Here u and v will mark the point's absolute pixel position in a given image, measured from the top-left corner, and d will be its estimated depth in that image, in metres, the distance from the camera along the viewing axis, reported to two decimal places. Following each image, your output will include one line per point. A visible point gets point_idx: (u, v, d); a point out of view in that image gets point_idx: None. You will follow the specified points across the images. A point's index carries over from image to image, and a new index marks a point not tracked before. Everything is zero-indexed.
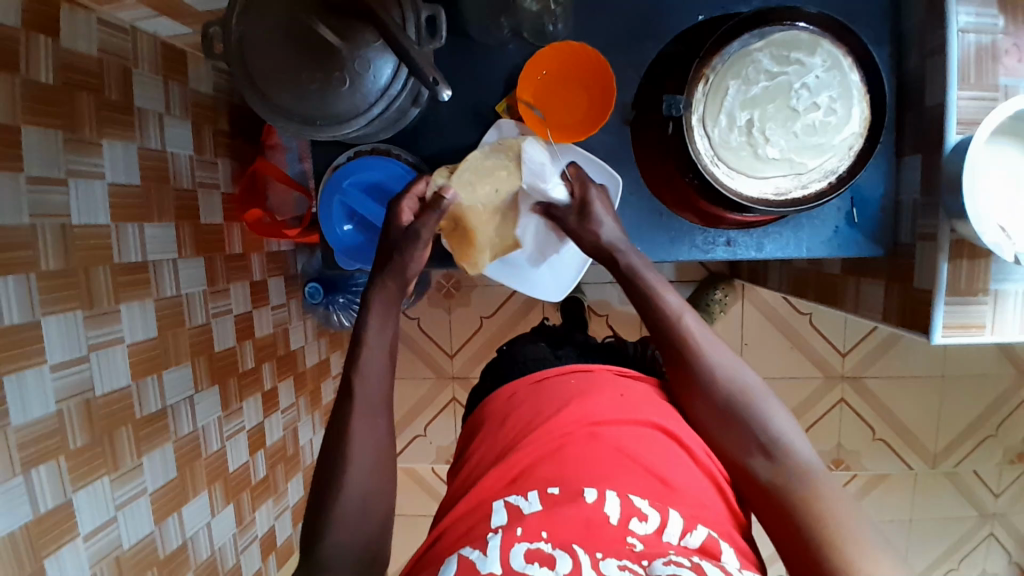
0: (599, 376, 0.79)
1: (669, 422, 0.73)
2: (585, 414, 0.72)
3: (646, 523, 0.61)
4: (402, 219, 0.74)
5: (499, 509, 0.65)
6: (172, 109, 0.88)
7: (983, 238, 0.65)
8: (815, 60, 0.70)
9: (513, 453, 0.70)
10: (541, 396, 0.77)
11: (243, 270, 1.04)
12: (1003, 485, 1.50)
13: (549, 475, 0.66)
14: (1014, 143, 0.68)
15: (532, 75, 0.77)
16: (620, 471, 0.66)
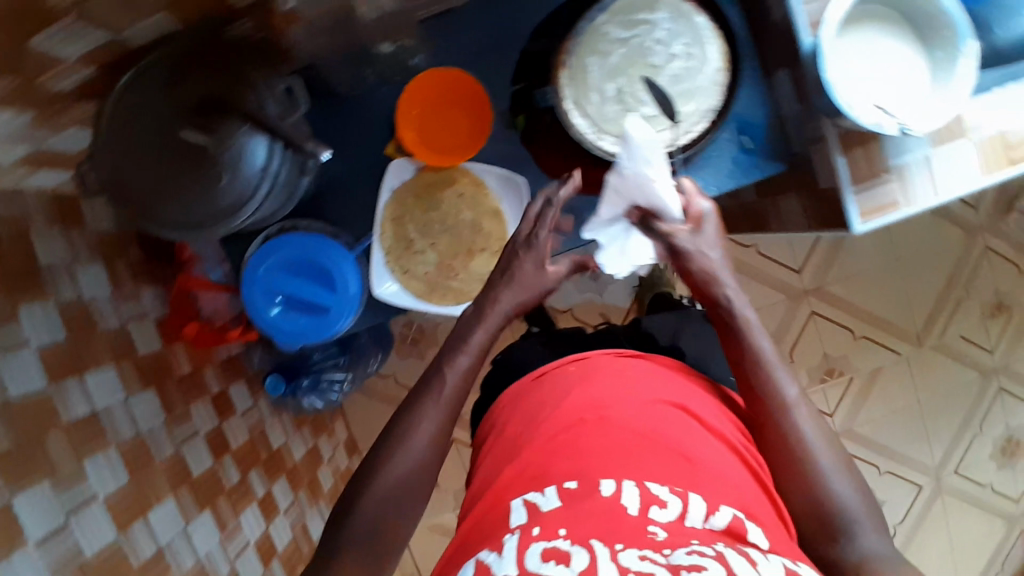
0: (598, 359, 0.80)
1: (687, 402, 0.74)
2: (604, 403, 0.72)
3: (666, 510, 0.61)
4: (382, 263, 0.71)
5: (517, 507, 0.64)
6: (79, 257, 0.87)
7: (860, 120, 0.65)
8: (659, 14, 0.73)
9: (526, 453, 0.70)
10: (546, 391, 0.77)
11: (199, 389, 1.03)
12: (994, 340, 1.57)
13: (563, 470, 0.66)
14: (861, 30, 0.71)
15: (407, 112, 0.78)
16: (633, 455, 0.66)
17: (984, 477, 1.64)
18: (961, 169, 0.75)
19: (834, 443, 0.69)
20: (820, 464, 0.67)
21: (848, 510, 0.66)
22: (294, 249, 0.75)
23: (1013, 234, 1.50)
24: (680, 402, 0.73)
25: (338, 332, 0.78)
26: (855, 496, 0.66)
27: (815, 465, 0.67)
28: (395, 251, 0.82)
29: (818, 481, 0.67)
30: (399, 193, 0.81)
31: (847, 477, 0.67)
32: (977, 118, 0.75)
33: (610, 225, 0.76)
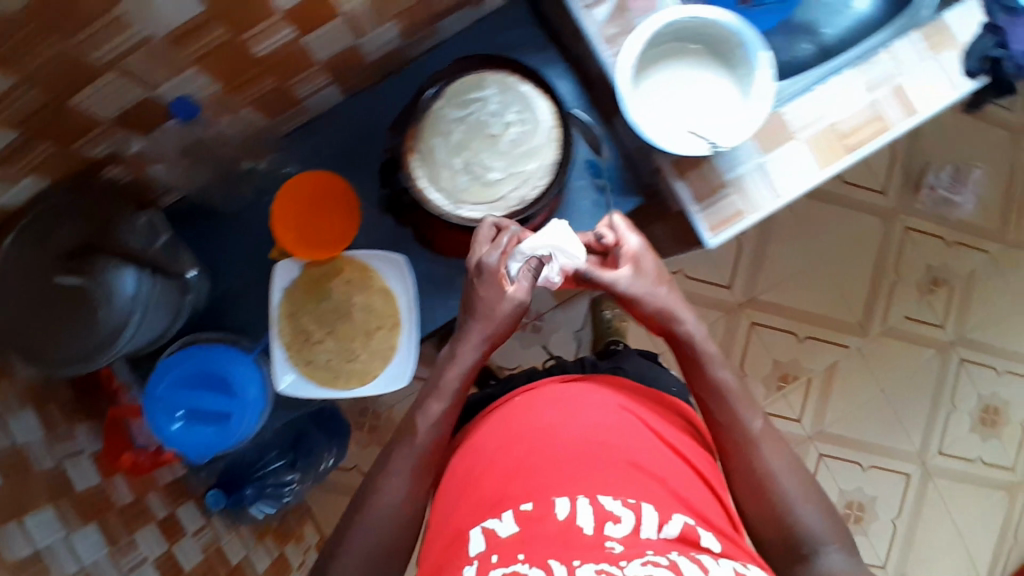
0: (542, 387, 0.78)
1: (633, 406, 0.76)
2: (557, 422, 0.72)
3: (620, 525, 0.61)
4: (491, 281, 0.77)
5: (475, 535, 0.64)
6: (9, 401, 0.85)
7: (669, 150, 0.70)
8: (488, 90, 0.80)
9: (485, 483, 0.68)
10: (496, 418, 0.76)
11: (144, 515, 1.03)
12: (942, 314, 1.58)
13: (520, 493, 0.65)
14: (667, 66, 0.76)
15: (283, 217, 0.81)
16: (586, 472, 0.66)
17: (970, 452, 1.62)
18: (795, 167, 0.79)
19: (780, 442, 0.74)
20: (768, 464, 0.72)
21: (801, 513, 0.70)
22: (194, 362, 0.80)
23: (928, 210, 1.55)
24: (625, 405, 0.75)
25: (244, 436, 0.81)
26: (802, 492, 0.71)
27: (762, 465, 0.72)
28: (295, 345, 0.85)
29: (771, 491, 0.71)
30: (289, 291, 0.85)
31: (794, 475, 0.72)
32: (797, 121, 0.80)
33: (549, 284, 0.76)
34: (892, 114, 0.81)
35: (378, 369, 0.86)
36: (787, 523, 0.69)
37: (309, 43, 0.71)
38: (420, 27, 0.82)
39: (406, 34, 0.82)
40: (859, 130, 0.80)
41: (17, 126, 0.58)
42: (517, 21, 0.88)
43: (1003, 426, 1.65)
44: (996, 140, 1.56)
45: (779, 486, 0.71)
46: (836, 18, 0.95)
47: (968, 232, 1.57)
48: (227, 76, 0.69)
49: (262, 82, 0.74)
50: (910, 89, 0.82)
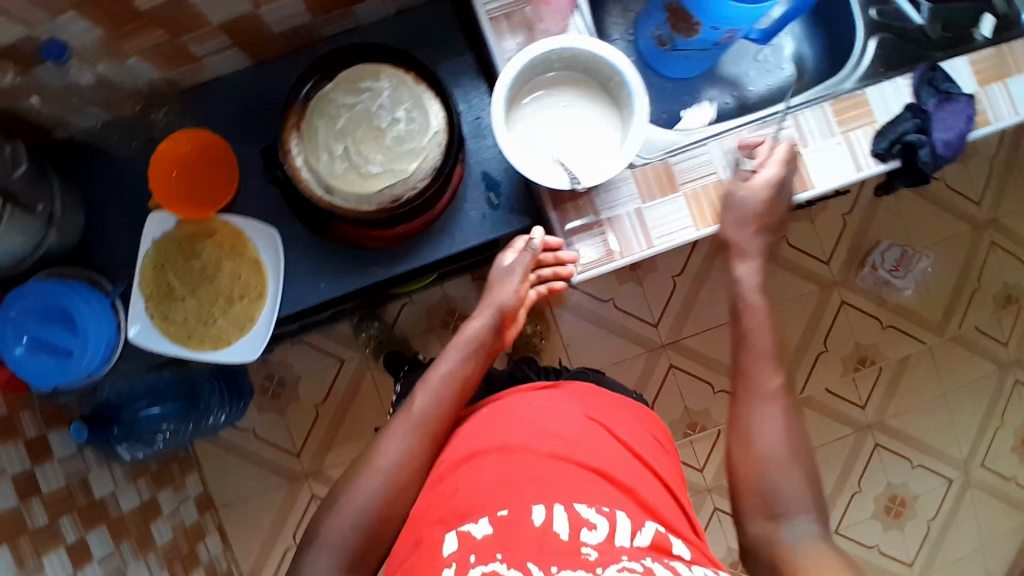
0: (505, 398, 0.77)
1: (599, 414, 0.76)
2: (519, 431, 0.71)
3: (595, 532, 0.59)
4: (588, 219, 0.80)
5: (449, 538, 0.60)
6: None
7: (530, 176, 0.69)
8: (382, 82, 0.80)
9: (449, 492, 0.65)
10: (462, 429, 0.74)
11: (12, 432, 1.02)
12: (865, 395, 1.55)
13: (495, 499, 0.62)
14: (554, 91, 0.75)
15: (163, 176, 0.83)
16: (556, 480, 0.64)
17: (869, 538, 1.57)
18: (671, 219, 0.79)
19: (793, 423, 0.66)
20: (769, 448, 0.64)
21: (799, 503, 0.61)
22: (46, 294, 0.79)
23: (868, 289, 1.53)
24: (592, 415, 0.75)
25: (86, 375, 0.81)
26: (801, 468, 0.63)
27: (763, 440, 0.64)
28: (156, 297, 0.85)
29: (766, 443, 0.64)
30: (160, 242, 0.85)
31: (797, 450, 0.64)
32: (684, 172, 0.80)
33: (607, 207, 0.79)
34: (785, 185, 0.82)
35: (233, 338, 0.86)
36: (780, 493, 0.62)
37: (201, 2, 0.72)
38: (328, 9, 0.83)
39: (313, 12, 0.82)
40: None
41: None
42: (436, 19, 0.88)
43: (908, 520, 1.58)
44: (951, 232, 1.54)
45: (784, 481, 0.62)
46: (774, 73, 0.96)
47: (905, 318, 1.55)
48: (110, 24, 0.71)
49: (151, 33, 0.75)
50: (809, 161, 0.82)
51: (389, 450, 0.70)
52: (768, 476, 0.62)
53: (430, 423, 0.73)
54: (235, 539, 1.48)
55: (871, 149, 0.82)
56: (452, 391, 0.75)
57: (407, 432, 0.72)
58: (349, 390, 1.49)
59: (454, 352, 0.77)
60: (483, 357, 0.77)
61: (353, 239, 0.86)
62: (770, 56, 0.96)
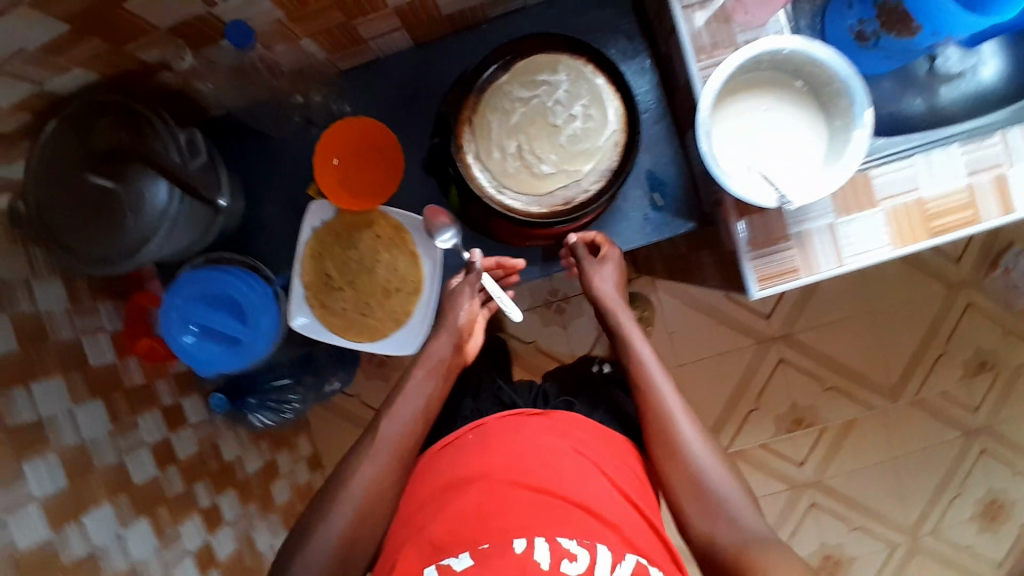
0: (492, 422, 0.76)
1: (589, 446, 0.73)
2: (502, 459, 0.69)
3: (576, 563, 0.61)
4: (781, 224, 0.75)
5: (432, 574, 0.61)
6: (38, 272, 0.90)
7: (734, 190, 0.64)
8: (560, 75, 0.75)
9: (432, 516, 0.66)
10: (437, 460, 0.74)
11: (150, 400, 1.08)
12: (977, 398, 1.47)
13: (475, 530, 0.63)
14: (756, 92, 0.69)
15: (325, 164, 0.80)
16: (537, 510, 0.65)
17: (962, 539, 1.53)
18: (867, 238, 0.75)
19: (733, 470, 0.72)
20: (724, 490, 0.69)
21: (728, 506, 0.68)
22: (211, 284, 0.80)
23: (1000, 291, 1.43)
24: (581, 446, 0.72)
25: (254, 361, 0.83)
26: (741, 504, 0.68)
27: (715, 482, 0.69)
28: (314, 286, 0.85)
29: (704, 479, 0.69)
30: (320, 231, 0.85)
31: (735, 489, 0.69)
32: (884, 188, 0.75)
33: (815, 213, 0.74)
34: (988, 207, 0.75)
35: (389, 330, 0.86)
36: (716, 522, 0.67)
37: None
38: None
39: None
40: (945, 215, 0.75)
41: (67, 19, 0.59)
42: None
43: (1003, 525, 1.54)
44: None
45: (730, 524, 0.67)
46: (956, 81, 0.84)
47: None
48: (291, 8, 0.66)
49: (328, 16, 0.71)
50: (1015, 182, 0.75)
51: (363, 474, 0.70)
52: (715, 516, 0.68)
53: (404, 449, 0.73)
54: None
55: None
56: (417, 416, 0.76)
57: (383, 456, 0.72)
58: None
59: (421, 373, 0.79)
60: (446, 378, 0.80)
61: (512, 237, 0.84)
62: (954, 59, 0.83)
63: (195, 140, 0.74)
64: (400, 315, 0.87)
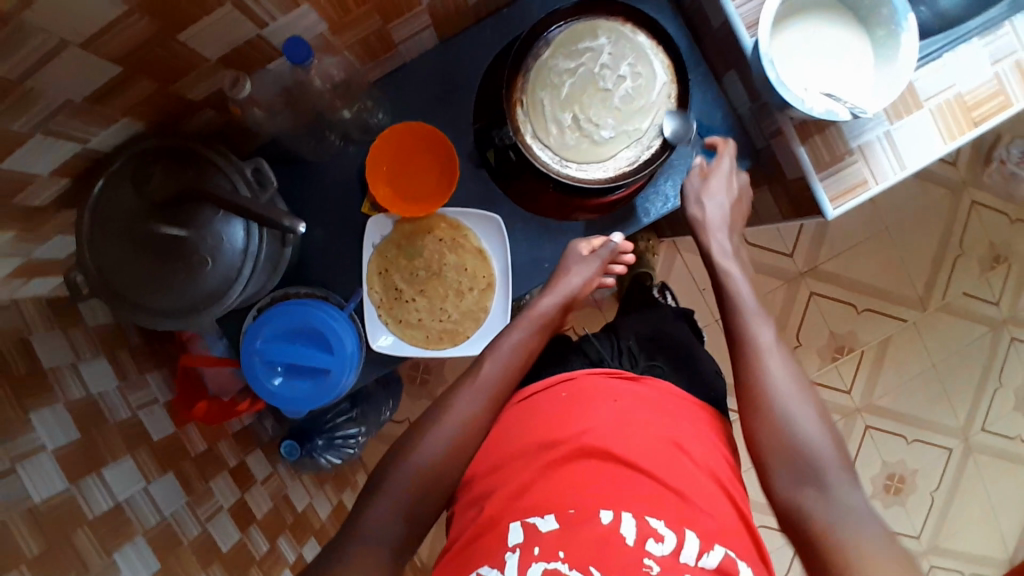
0: (585, 378, 0.73)
1: (688, 437, 0.68)
2: (608, 434, 0.66)
3: (662, 544, 0.58)
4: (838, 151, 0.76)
5: (514, 526, 0.60)
6: (82, 352, 0.83)
7: (814, 112, 0.68)
8: (601, 39, 0.76)
9: (519, 471, 0.65)
10: (531, 410, 0.72)
11: (216, 464, 1.00)
12: (998, 291, 1.52)
13: (562, 496, 0.61)
14: (796, 20, 0.71)
15: (377, 171, 0.80)
16: (629, 485, 0.62)
17: (1012, 429, 1.56)
18: (920, 140, 0.77)
19: (836, 438, 0.65)
20: (820, 457, 0.63)
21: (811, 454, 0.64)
22: (290, 319, 0.77)
23: (998, 185, 1.49)
24: (681, 439, 0.67)
25: (344, 390, 0.79)
26: (842, 477, 0.62)
27: (811, 445, 0.64)
28: (387, 302, 0.84)
29: (785, 425, 0.65)
30: (381, 246, 0.84)
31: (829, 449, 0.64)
32: (926, 88, 0.77)
33: (877, 128, 0.75)
34: (1015, 91, 0.78)
35: (470, 330, 0.85)
36: (804, 488, 0.62)
37: None
38: None
39: None
40: (985, 103, 0.78)
41: (116, 60, 0.57)
42: None
43: None
44: None
45: (823, 496, 0.61)
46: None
47: None
48: (333, 16, 0.67)
49: (365, 23, 0.71)
50: None
51: (460, 411, 0.68)
52: (805, 483, 0.62)
53: (497, 389, 0.72)
54: None
55: None
56: (518, 361, 0.75)
57: (476, 397, 0.70)
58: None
59: (521, 331, 0.78)
60: (546, 334, 0.79)
61: (575, 211, 0.85)
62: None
63: (261, 172, 0.72)
64: (478, 311, 0.85)
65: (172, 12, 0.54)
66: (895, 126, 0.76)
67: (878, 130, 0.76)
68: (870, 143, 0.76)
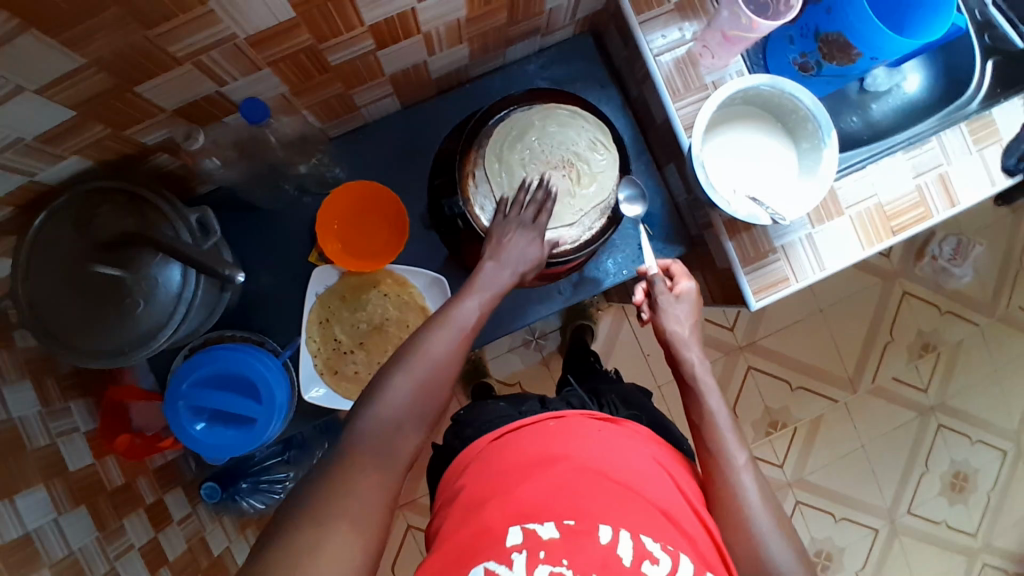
0: (575, 418, 0.73)
1: (674, 471, 0.70)
2: (603, 458, 0.67)
3: (659, 566, 0.56)
4: (765, 246, 0.81)
5: (511, 532, 0.58)
6: (6, 374, 0.81)
7: (737, 215, 0.73)
8: (552, 126, 0.81)
9: (517, 484, 0.64)
10: (523, 435, 0.71)
11: (133, 499, 0.98)
12: (925, 378, 1.60)
13: (562, 508, 0.60)
14: (731, 128, 0.79)
15: (327, 225, 0.83)
16: (621, 501, 0.62)
17: (936, 513, 1.61)
18: (842, 243, 0.83)
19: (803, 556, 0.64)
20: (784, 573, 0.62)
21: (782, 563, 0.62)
22: (219, 364, 0.78)
23: (928, 277, 1.59)
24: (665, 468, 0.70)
25: (270, 438, 0.78)
26: None
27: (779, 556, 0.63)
28: (323, 353, 0.85)
29: (759, 540, 0.63)
30: (324, 297, 0.86)
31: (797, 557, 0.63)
32: (849, 196, 0.84)
33: (799, 229, 0.82)
34: (935, 202, 0.85)
35: None
36: None
37: (381, 54, 0.72)
38: (488, 50, 0.83)
39: (474, 54, 0.83)
40: (902, 214, 0.84)
41: (73, 106, 0.59)
42: (580, 55, 0.90)
43: (970, 493, 1.63)
44: (1003, 221, 1.59)
45: None
46: (884, 97, 0.92)
47: (962, 303, 1.60)
48: (295, 80, 0.70)
49: (329, 87, 0.75)
50: (956, 178, 0.85)
51: (397, 392, 0.56)
52: None
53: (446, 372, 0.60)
54: None
55: (1001, 165, 0.85)
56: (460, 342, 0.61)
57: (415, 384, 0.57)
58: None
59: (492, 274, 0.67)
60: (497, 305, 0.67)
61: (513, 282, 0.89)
62: (883, 78, 0.90)
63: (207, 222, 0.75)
64: None
65: (131, 65, 0.56)
66: (813, 229, 0.82)
67: (800, 233, 0.82)
68: (791, 244, 0.82)
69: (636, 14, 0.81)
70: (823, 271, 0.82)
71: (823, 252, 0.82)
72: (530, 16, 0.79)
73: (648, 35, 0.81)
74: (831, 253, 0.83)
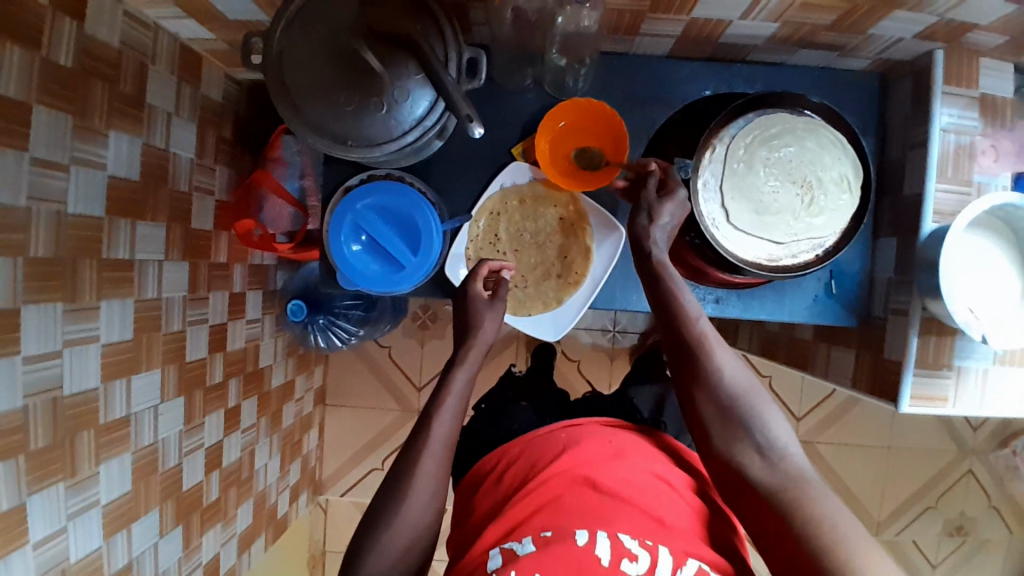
0: (589, 426, 0.76)
1: (665, 468, 0.70)
2: (589, 459, 0.68)
3: (637, 564, 0.57)
4: (943, 359, 0.78)
5: (494, 554, 0.61)
6: (181, 110, 0.85)
7: (954, 317, 0.70)
8: (812, 142, 0.76)
9: (512, 502, 0.66)
10: (532, 446, 0.74)
11: (224, 280, 0.98)
12: (940, 557, 1.55)
13: (540, 521, 0.62)
14: (983, 236, 0.75)
15: (550, 125, 0.82)
16: (607, 510, 0.62)
17: None
18: (1013, 395, 0.79)
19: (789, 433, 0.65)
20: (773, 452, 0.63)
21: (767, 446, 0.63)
22: (396, 199, 0.78)
23: (999, 471, 1.53)
24: (661, 471, 0.68)
25: (408, 288, 0.79)
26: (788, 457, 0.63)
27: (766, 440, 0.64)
28: (480, 242, 0.85)
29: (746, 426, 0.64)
30: (506, 190, 0.85)
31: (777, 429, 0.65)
32: None
33: (984, 358, 0.77)
34: None
35: (534, 310, 0.86)
36: (754, 476, 0.62)
37: None
38: (786, 42, 0.79)
39: (772, 39, 0.77)
40: None
41: None
42: (859, 95, 0.87)
43: None
44: None
45: (769, 464, 0.62)
46: None
47: (1014, 511, 1.55)
48: None
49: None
50: None
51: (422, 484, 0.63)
52: (757, 466, 0.63)
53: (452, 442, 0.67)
54: (328, 436, 1.48)
55: None
56: (462, 409, 0.69)
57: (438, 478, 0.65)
58: (488, 376, 1.41)
59: (466, 369, 0.71)
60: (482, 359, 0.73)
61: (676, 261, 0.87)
62: None
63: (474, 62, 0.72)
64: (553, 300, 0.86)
65: None
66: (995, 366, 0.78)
67: (983, 363, 0.78)
68: (968, 369, 0.78)
69: (946, 83, 0.76)
70: (981, 409, 0.79)
71: (992, 391, 0.78)
72: (851, 32, 0.74)
73: (944, 107, 0.76)
74: (1001, 398, 0.79)
